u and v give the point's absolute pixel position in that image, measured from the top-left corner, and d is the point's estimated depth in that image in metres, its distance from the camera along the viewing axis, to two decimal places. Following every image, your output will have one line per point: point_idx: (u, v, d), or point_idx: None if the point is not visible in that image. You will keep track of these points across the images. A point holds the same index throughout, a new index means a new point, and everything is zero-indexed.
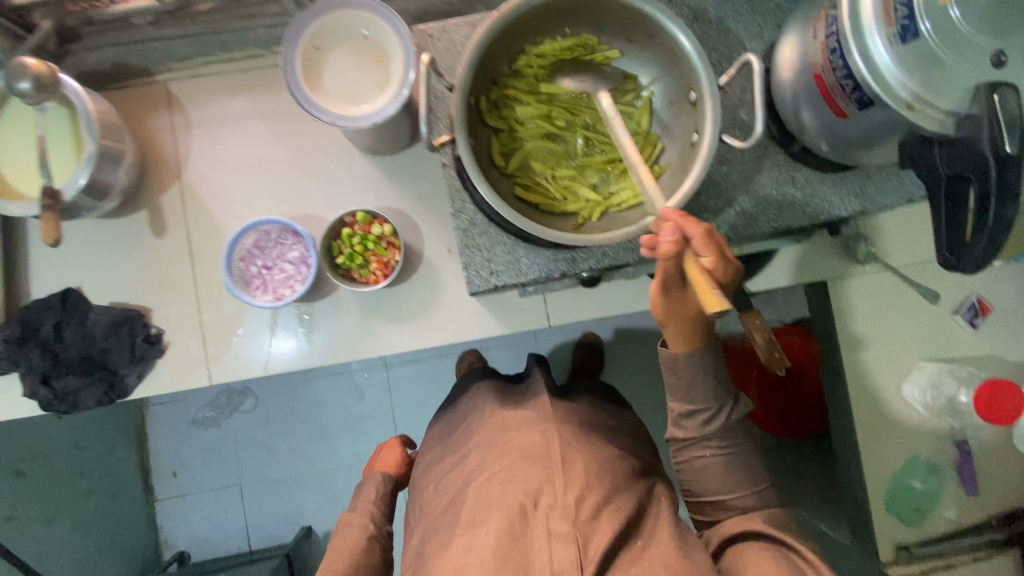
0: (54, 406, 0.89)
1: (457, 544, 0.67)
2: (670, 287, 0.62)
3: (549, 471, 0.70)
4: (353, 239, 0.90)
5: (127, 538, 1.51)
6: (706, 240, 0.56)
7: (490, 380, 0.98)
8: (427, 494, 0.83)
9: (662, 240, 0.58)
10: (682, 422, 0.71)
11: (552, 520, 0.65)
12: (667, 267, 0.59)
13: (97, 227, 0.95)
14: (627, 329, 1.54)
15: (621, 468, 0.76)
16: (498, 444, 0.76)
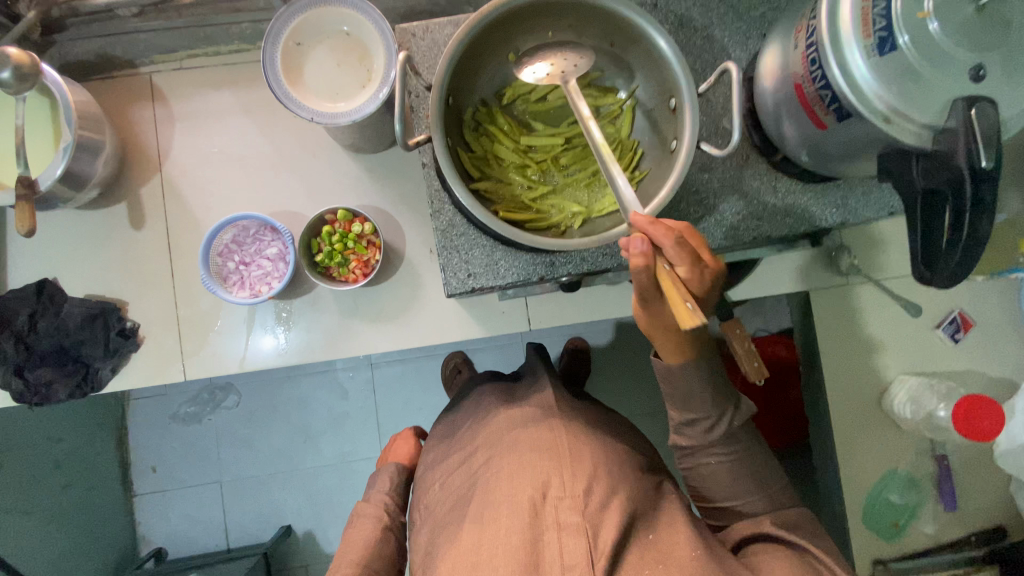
0: (26, 398, 0.87)
1: (466, 542, 0.65)
2: (648, 300, 0.60)
3: (559, 463, 0.69)
4: (333, 237, 0.88)
5: (104, 533, 1.50)
6: (677, 249, 0.54)
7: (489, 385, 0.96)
8: (435, 491, 0.82)
9: (633, 252, 0.54)
10: (684, 430, 0.72)
11: (562, 513, 0.64)
12: (641, 280, 0.56)
13: (75, 218, 0.94)
14: (614, 335, 1.53)
15: (628, 460, 0.75)
16: (504, 439, 0.75)
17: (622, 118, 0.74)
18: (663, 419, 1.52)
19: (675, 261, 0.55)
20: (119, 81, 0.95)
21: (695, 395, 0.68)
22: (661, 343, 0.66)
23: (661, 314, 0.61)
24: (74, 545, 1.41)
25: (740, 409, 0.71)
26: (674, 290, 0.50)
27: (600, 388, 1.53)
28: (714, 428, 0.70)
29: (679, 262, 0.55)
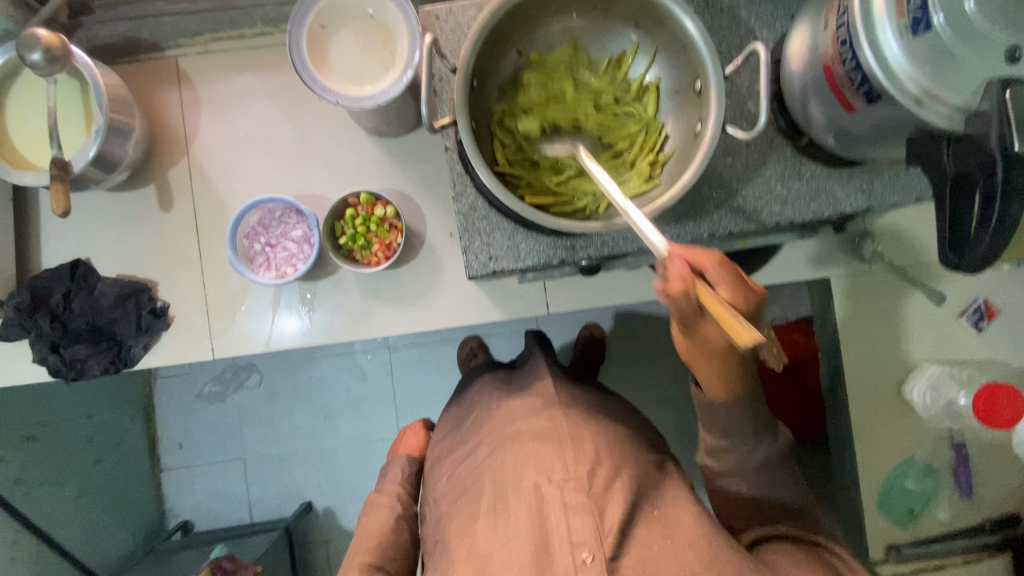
0: (62, 373, 0.90)
1: (481, 529, 0.67)
2: (688, 326, 0.62)
3: (560, 449, 0.70)
4: (356, 221, 0.90)
5: (133, 504, 1.56)
6: (719, 270, 0.57)
7: (491, 376, 1.00)
8: (442, 483, 0.83)
9: (671, 276, 0.55)
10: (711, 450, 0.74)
11: (567, 495, 0.65)
12: (679, 304, 0.57)
13: (105, 199, 0.96)
14: (629, 321, 1.53)
15: (630, 444, 0.78)
16: (506, 430, 0.76)
17: (646, 100, 0.73)
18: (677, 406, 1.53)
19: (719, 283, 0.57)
20: (146, 66, 0.97)
21: (721, 419, 0.71)
22: (703, 374, 0.69)
23: (705, 342, 0.64)
24: (105, 515, 1.48)
25: (778, 437, 0.73)
26: (723, 310, 0.50)
27: (614, 374, 1.54)
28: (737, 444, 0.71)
29: (720, 284, 0.56)
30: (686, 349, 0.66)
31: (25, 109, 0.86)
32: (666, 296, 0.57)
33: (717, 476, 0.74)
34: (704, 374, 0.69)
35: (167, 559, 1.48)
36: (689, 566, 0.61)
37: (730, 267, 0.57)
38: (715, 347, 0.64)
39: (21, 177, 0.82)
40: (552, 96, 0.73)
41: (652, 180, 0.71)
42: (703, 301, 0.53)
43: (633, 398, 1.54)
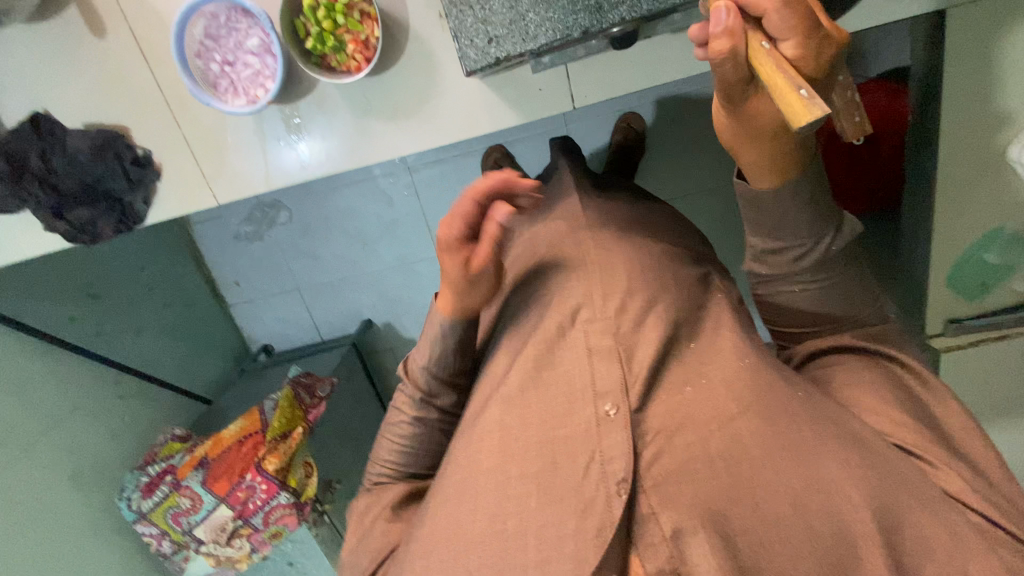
0: (80, 237, 0.89)
1: (493, 377, 0.62)
2: (735, 102, 0.48)
3: (585, 276, 0.63)
4: (318, 13, 0.71)
5: (214, 337, 1.73)
6: (784, 12, 0.42)
7: (515, 197, 0.92)
8: (475, 306, 0.81)
9: (714, 30, 0.43)
10: (765, 258, 0.59)
11: (592, 337, 0.58)
12: (725, 74, 0.45)
13: (29, 31, 0.80)
14: (673, 104, 1.32)
15: (665, 258, 0.67)
16: (530, 261, 0.71)
17: None
18: (726, 195, 1.40)
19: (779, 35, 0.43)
20: None
21: (783, 220, 0.55)
22: (745, 166, 0.54)
23: (754, 123, 0.49)
24: (192, 350, 1.64)
25: (839, 233, 0.57)
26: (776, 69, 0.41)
27: (656, 170, 1.39)
28: (807, 256, 0.57)
29: (788, 35, 0.43)
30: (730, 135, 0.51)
31: None
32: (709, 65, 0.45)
33: (769, 290, 0.62)
34: (748, 165, 0.54)
35: (258, 378, 1.69)
36: (724, 409, 0.52)
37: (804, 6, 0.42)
38: (770, 126, 0.49)
39: None
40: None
41: None
42: (755, 62, 0.44)
43: (677, 194, 1.42)
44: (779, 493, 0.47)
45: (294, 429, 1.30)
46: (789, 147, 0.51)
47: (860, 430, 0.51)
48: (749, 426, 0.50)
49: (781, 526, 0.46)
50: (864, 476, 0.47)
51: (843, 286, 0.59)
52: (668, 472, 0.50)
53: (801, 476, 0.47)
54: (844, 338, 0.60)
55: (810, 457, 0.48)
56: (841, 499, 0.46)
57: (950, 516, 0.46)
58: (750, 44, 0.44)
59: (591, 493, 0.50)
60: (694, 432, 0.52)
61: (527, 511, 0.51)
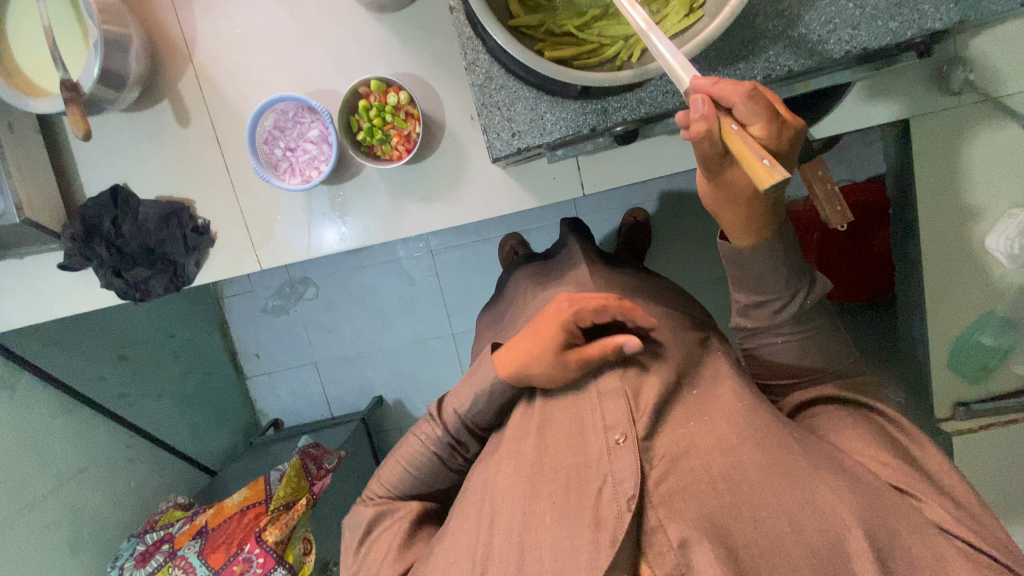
0: (130, 294, 0.97)
1: (516, 415, 0.69)
2: (713, 171, 0.55)
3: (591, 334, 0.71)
4: (370, 112, 0.85)
5: (228, 407, 1.76)
6: (749, 103, 0.48)
7: (528, 268, 1.00)
8: None
9: (692, 116, 0.49)
10: (750, 313, 0.67)
11: (600, 381, 0.64)
12: (702, 148, 0.51)
13: (126, 122, 0.95)
14: (675, 201, 1.45)
15: (669, 321, 0.75)
16: (542, 321, 0.78)
17: None
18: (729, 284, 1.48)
19: (747, 120, 0.49)
20: None
21: (766, 280, 0.63)
22: (726, 224, 0.61)
23: (729, 190, 0.56)
24: (205, 418, 1.66)
25: (814, 287, 0.65)
26: (745, 151, 0.46)
27: (661, 258, 1.49)
28: (785, 310, 0.65)
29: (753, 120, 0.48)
30: (711, 199, 0.58)
31: (27, 33, 0.84)
32: (689, 139, 0.51)
33: (755, 342, 0.69)
34: (728, 225, 0.61)
35: (264, 450, 1.68)
36: (726, 438, 0.56)
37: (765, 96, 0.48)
38: (743, 192, 0.55)
39: (36, 105, 0.81)
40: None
41: (694, 13, 0.61)
42: (728, 144, 0.49)
43: (682, 280, 1.50)
44: (776, 512, 0.50)
45: (297, 499, 1.29)
46: (761, 210, 0.57)
47: (849, 464, 0.55)
48: (749, 453, 0.54)
49: (779, 540, 0.49)
50: (856, 501, 0.50)
51: (820, 340, 0.66)
52: (673, 491, 0.54)
53: (797, 498, 0.51)
54: (826, 388, 0.66)
55: (808, 484, 0.51)
56: (838, 521, 0.49)
57: (935, 541, 0.49)
58: (722, 127, 0.49)
59: (605, 513, 0.54)
60: (698, 458, 0.55)
61: (545, 528, 0.55)
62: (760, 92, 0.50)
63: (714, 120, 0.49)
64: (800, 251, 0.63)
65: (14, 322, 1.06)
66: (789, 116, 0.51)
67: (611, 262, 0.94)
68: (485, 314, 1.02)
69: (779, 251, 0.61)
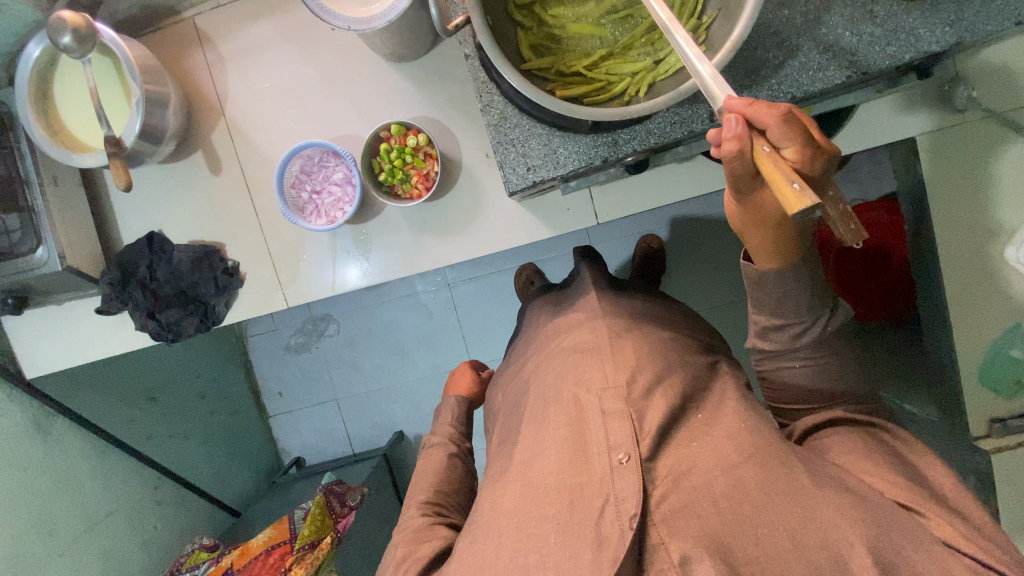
0: (162, 335, 1.00)
1: (525, 439, 0.72)
2: (741, 189, 0.56)
3: (601, 357, 0.73)
4: (392, 154, 0.90)
5: (251, 447, 1.77)
6: (784, 127, 0.49)
7: (541, 300, 1.02)
8: (499, 397, 0.92)
9: (726, 136, 0.50)
10: (769, 336, 0.67)
11: (606, 402, 0.67)
12: (734, 167, 0.52)
13: (161, 172, 1.01)
14: (688, 227, 1.47)
15: (678, 348, 0.77)
16: (551, 348, 0.81)
17: None
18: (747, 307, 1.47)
19: (781, 142, 0.50)
20: (168, 32, 0.98)
21: (787, 304, 0.63)
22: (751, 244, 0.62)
23: (756, 209, 0.57)
24: (230, 458, 1.68)
25: (836, 313, 0.65)
26: (777, 174, 0.47)
27: (676, 283, 1.49)
28: (804, 336, 0.65)
29: (786, 143, 0.49)
30: (739, 217, 0.59)
31: (72, 95, 0.90)
32: (720, 157, 0.52)
33: (773, 365, 0.70)
34: (753, 244, 0.61)
35: (287, 489, 1.68)
36: (728, 457, 0.60)
37: (799, 121, 0.49)
38: (772, 214, 0.57)
39: (82, 161, 0.87)
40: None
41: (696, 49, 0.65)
42: (759, 166, 0.49)
43: (699, 305, 1.50)
44: (775, 528, 0.54)
45: (322, 538, 1.28)
46: (790, 234, 0.58)
47: (851, 483, 0.56)
48: (752, 472, 0.57)
49: (778, 555, 0.52)
50: (857, 518, 0.52)
51: (837, 366, 0.67)
52: (674, 509, 0.58)
53: (797, 513, 0.54)
54: (840, 412, 0.68)
55: (808, 501, 0.54)
56: (839, 537, 0.52)
57: (940, 555, 0.51)
58: (753, 148, 0.50)
59: (608, 531, 0.57)
60: (700, 476, 0.60)
61: (548, 548, 0.58)
62: (798, 116, 0.50)
63: (747, 141, 0.50)
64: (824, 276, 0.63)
65: (55, 365, 1.10)
66: (823, 142, 0.51)
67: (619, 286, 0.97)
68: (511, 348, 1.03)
69: (805, 276, 0.61)
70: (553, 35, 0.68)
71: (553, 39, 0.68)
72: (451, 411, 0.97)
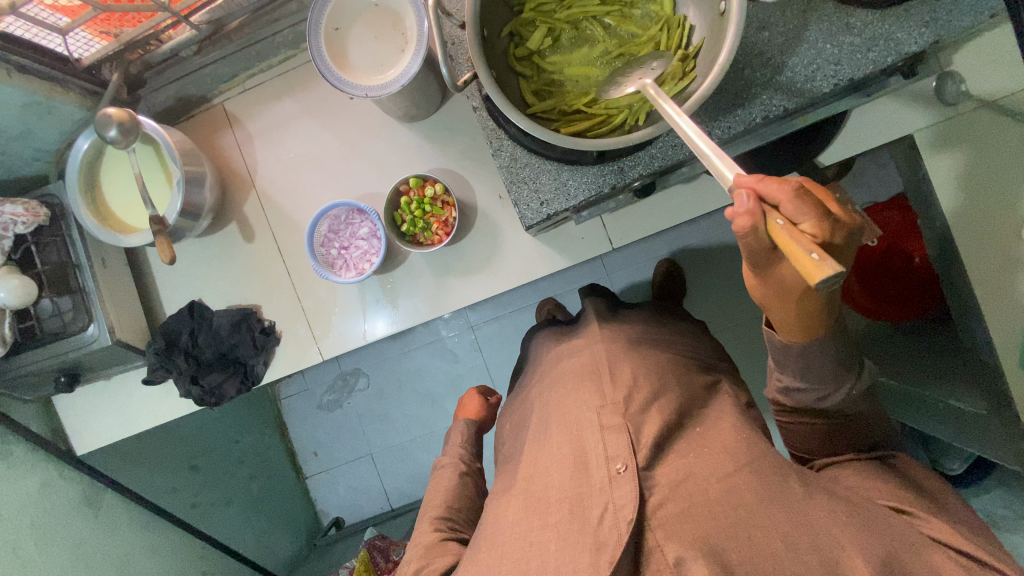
0: (207, 400, 1.04)
1: (528, 465, 0.76)
2: (759, 263, 0.54)
3: (597, 381, 0.76)
4: (412, 206, 0.95)
5: (290, 511, 1.77)
6: (796, 202, 0.47)
7: (547, 330, 1.02)
8: (506, 424, 0.94)
9: (738, 211, 0.48)
10: (790, 393, 0.67)
11: (603, 418, 0.70)
12: (750, 241, 0.50)
13: (198, 244, 1.08)
14: (703, 246, 1.48)
15: (677, 367, 0.80)
16: (551, 372, 0.85)
17: None
18: None
19: (798, 218, 0.48)
20: (199, 118, 1.08)
21: (815, 371, 0.62)
22: (778, 316, 0.59)
23: (781, 283, 0.55)
24: (271, 522, 1.68)
25: (863, 374, 0.64)
26: (791, 246, 0.45)
27: (696, 303, 1.50)
28: (826, 399, 0.64)
29: (802, 219, 0.48)
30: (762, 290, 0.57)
31: (119, 183, 0.99)
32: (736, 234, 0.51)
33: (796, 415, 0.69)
34: (780, 316, 0.59)
35: (331, 550, 1.67)
36: (723, 467, 0.63)
37: (813, 197, 0.48)
38: (797, 288, 0.54)
39: (129, 240, 0.94)
40: (565, 29, 0.73)
41: (687, 76, 0.68)
42: (777, 242, 0.47)
43: (724, 322, 1.50)
44: (771, 531, 0.56)
45: None
46: (816, 308, 0.56)
47: (845, 493, 0.61)
48: (746, 480, 0.61)
49: (772, 557, 0.55)
50: (850, 523, 0.55)
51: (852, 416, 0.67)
52: (671, 515, 0.60)
53: (792, 519, 0.56)
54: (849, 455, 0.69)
55: (803, 508, 0.57)
56: (833, 543, 0.54)
57: (928, 558, 0.53)
58: (767, 223, 0.49)
59: (607, 537, 0.60)
60: (695, 483, 0.63)
61: (548, 554, 0.62)
62: (810, 192, 0.49)
63: (760, 215, 0.48)
64: (852, 343, 0.62)
65: (105, 439, 1.14)
66: (840, 216, 0.50)
67: (620, 311, 0.99)
68: (516, 380, 1.04)
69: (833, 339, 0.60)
70: (555, 81, 0.74)
71: (555, 86, 0.74)
72: (461, 434, 0.98)
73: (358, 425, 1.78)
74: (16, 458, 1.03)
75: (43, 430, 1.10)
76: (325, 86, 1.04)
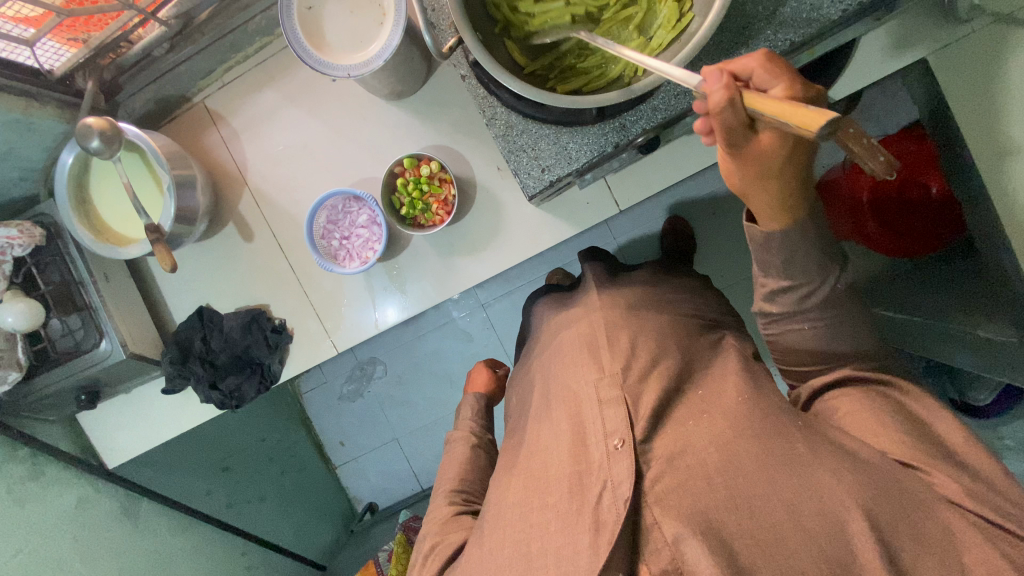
0: (227, 403, 1.05)
1: (530, 444, 0.75)
2: (737, 148, 0.47)
3: (597, 352, 0.74)
4: (408, 187, 0.92)
5: (324, 500, 1.81)
6: (766, 65, 0.45)
7: (548, 297, 1.00)
8: (512, 398, 0.92)
9: (711, 88, 0.42)
10: (776, 298, 0.62)
11: (602, 391, 0.69)
12: (726, 122, 0.44)
13: (196, 249, 1.07)
14: (712, 198, 1.44)
15: (678, 331, 0.77)
16: (552, 345, 0.83)
17: None
18: None
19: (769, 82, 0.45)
20: (183, 118, 1.05)
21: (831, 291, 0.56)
22: (754, 205, 0.54)
23: (761, 162, 0.48)
24: (305, 513, 1.71)
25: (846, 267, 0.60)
26: (784, 106, 0.40)
27: (708, 256, 1.47)
28: (813, 296, 0.60)
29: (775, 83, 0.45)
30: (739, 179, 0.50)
31: (109, 193, 0.97)
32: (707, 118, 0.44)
33: (780, 329, 0.65)
34: (758, 203, 0.53)
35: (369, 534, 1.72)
36: (722, 434, 0.61)
37: (780, 60, 0.45)
38: (776, 165, 0.48)
39: (128, 251, 0.92)
40: None
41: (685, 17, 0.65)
42: (758, 108, 0.42)
43: (738, 273, 1.47)
44: (771, 501, 0.55)
45: None
46: (793, 184, 0.51)
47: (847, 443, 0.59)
48: (746, 446, 0.59)
49: (772, 525, 0.54)
50: (854, 483, 0.53)
51: (848, 325, 0.62)
52: (667, 490, 0.59)
53: (793, 485, 0.55)
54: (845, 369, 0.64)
55: (805, 470, 0.55)
56: (837, 504, 0.53)
57: (940, 514, 0.51)
58: (743, 95, 0.43)
59: (606, 516, 0.59)
60: (694, 455, 0.61)
61: (550, 537, 0.62)
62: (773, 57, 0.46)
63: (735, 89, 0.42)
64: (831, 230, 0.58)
65: (134, 450, 1.15)
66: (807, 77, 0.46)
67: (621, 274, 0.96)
68: (521, 351, 1.02)
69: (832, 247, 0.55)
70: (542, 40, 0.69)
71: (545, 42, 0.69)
72: (471, 409, 0.96)
73: (380, 411, 1.79)
74: (50, 477, 1.04)
75: (72, 448, 1.11)
76: (306, 71, 1.00)
